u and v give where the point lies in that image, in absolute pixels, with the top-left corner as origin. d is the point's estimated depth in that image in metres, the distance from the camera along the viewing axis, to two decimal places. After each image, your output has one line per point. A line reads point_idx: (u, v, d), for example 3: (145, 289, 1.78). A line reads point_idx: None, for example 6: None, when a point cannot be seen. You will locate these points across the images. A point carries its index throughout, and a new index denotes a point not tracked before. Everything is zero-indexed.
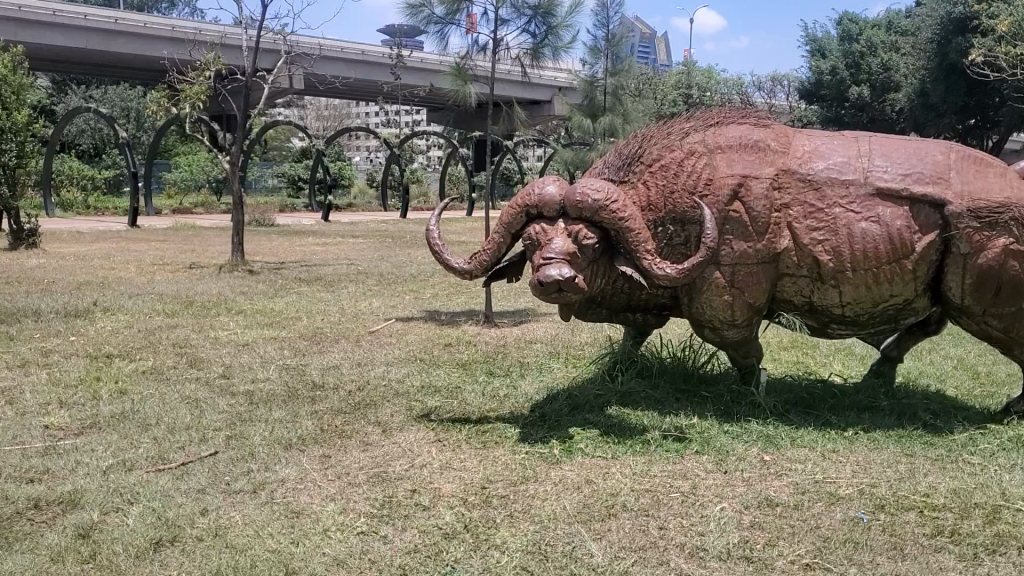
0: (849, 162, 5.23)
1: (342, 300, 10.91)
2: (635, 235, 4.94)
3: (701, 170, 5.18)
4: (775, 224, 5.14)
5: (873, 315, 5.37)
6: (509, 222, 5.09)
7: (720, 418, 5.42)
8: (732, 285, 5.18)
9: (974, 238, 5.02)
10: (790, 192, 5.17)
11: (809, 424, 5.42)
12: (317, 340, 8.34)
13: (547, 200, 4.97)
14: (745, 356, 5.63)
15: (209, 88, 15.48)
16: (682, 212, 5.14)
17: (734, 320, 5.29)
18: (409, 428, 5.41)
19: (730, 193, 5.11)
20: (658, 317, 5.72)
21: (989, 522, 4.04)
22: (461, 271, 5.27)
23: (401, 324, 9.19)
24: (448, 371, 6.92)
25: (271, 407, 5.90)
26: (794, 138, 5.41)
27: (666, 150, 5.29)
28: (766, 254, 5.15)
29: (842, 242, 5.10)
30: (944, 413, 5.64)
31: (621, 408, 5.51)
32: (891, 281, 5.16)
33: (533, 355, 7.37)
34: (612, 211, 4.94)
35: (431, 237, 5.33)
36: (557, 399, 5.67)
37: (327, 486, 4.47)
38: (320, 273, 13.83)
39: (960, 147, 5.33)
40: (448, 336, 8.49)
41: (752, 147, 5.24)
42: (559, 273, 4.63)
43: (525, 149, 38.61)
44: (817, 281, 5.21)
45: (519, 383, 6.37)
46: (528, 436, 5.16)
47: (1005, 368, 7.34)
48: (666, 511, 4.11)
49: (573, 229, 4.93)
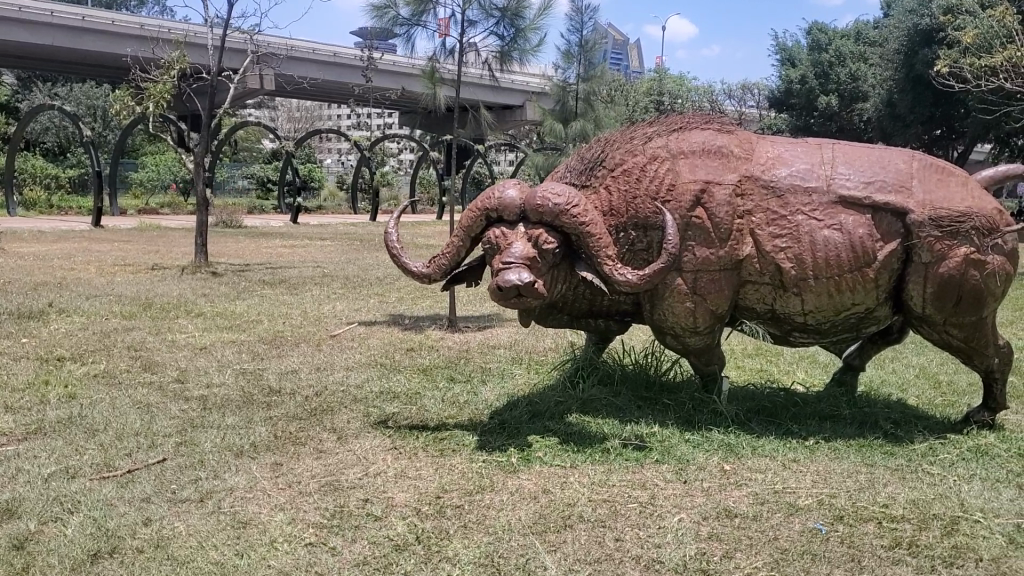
0: (813, 169, 5.19)
1: (306, 303, 10.77)
2: (596, 240, 4.87)
3: (664, 175, 5.11)
4: (738, 231, 5.09)
5: (835, 324, 5.33)
6: (469, 225, 5.00)
7: (681, 427, 5.36)
8: (694, 292, 5.12)
9: (935, 247, 5.00)
10: (752, 198, 5.12)
11: (770, 433, 5.38)
12: (276, 344, 8.21)
13: (507, 203, 4.88)
14: (707, 364, 5.57)
15: (174, 87, 15.27)
16: (644, 217, 5.07)
17: (696, 327, 5.23)
18: (365, 435, 5.30)
19: (693, 199, 5.04)
20: (620, 324, 5.64)
21: (947, 534, 4.00)
22: (419, 275, 5.17)
23: (363, 329, 9.06)
24: (408, 376, 6.82)
25: (224, 413, 5.77)
26: (757, 145, 5.37)
27: (629, 154, 5.21)
28: (728, 261, 5.09)
29: (804, 250, 5.07)
30: (905, 422, 5.62)
31: (581, 416, 5.42)
32: (853, 289, 5.13)
33: (496, 362, 7.28)
34: (573, 215, 4.86)
35: (388, 240, 5.22)
36: (518, 406, 5.58)
37: (277, 495, 4.36)
38: (285, 276, 13.67)
39: (923, 155, 5.32)
40: (410, 341, 8.38)
41: (716, 153, 5.19)
42: (518, 278, 4.54)
43: (496, 153, 38.52)
44: (780, 289, 5.17)
45: (479, 389, 6.28)
46: (486, 444, 5.06)
47: (966, 377, 7.35)
48: (622, 522, 4.04)
49: (534, 234, 4.85)
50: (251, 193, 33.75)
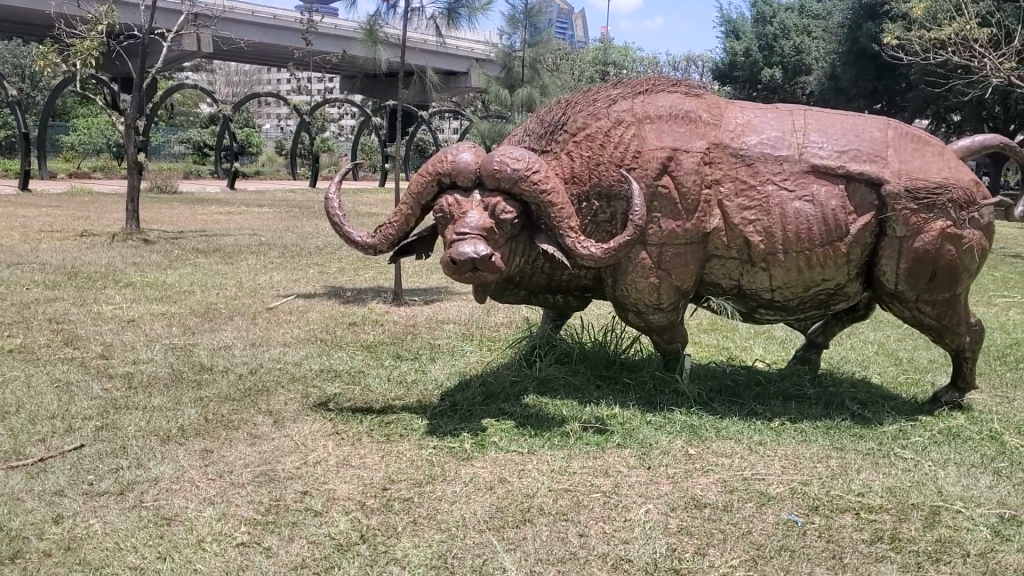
0: (785, 137, 4.89)
1: (242, 273, 10.27)
2: (557, 210, 4.53)
3: (629, 140, 4.76)
4: (705, 201, 4.79)
5: (804, 302, 5.07)
6: (419, 192, 4.62)
7: (643, 408, 5.07)
8: (659, 266, 4.82)
9: (911, 220, 4.77)
10: (721, 167, 4.81)
11: (735, 414, 5.12)
12: (210, 317, 7.74)
13: (461, 168, 4.52)
14: (669, 342, 5.23)
15: (102, 44, 14.48)
16: (608, 186, 4.73)
17: (660, 304, 4.93)
18: (305, 418, 4.92)
19: (660, 167, 4.71)
20: (578, 299, 5.30)
21: (929, 526, 3.77)
22: (364, 246, 4.78)
23: (303, 301, 8.63)
24: (351, 353, 6.43)
25: (151, 393, 5.33)
26: (726, 109, 5.04)
27: (592, 118, 4.84)
28: (695, 234, 4.79)
29: (775, 223, 4.79)
30: (872, 402, 5.41)
31: (538, 397, 5.10)
32: (824, 265, 4.87)
33: (444, 337, 6.93)
34: (533, 182, 4.51)
35: (331, 207, 4.82)
36: (470, 387, 5.25)
37: (207, 487, 3.96)
38: (221, 244, 13.11)
39: (897, 124, 5.05)
40: (353, 314, 7.98)
41: (684, 118, 4.84)
42: (474, 251, 4.24)
43: (439, 121, 37.89)
44: (748, 264, 4.89)
45: (428, 368, 5.93)
46: (436, 428, 4.72)
47: (925, 354, 7.21)
48: (586, 515, 3.73)
49: (490, 202, 4.50)
50: (186, 158, 32.74)
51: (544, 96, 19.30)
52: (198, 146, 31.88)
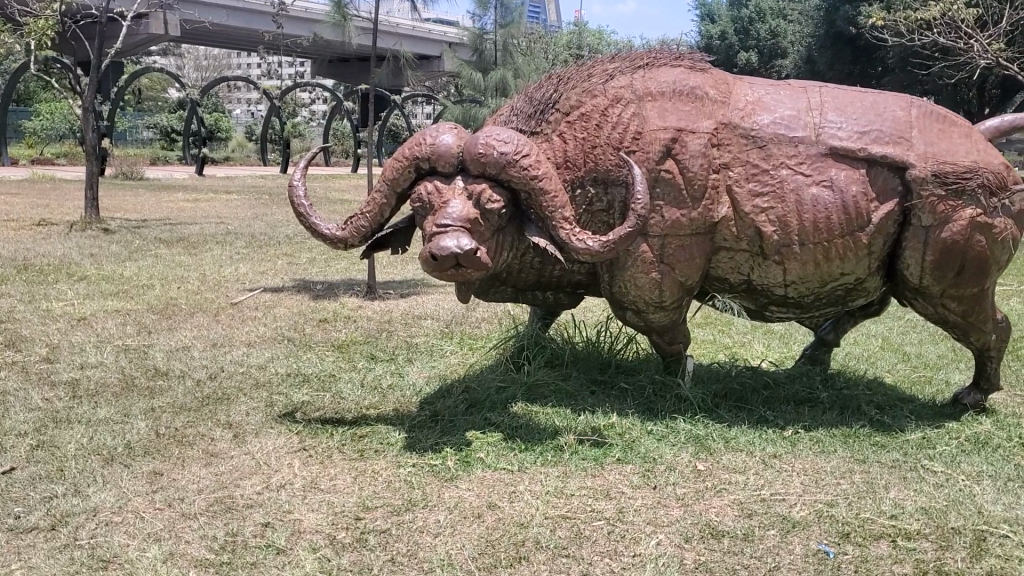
0: (799, 116, 4.42)
1: (205, 265, 9.70)
2: (550, 198, 4.05)
3: (628, 120, 4.27)
4: (713, 188, 4.32)
5: (818, 298, 4.61)
6: (393, 178, 4.12)
7: (642, 416, 4.60)
8: (662, 261, 4.35)
9: (938, 208, 4.32)
10: (730, 150, 4.34)
11: (743, 422, 4.66)
12: (169, 313, 7.19)
13: (441, 151, 4.02)
14: (671, 343, 4.75)
15: (57, 24, 13.79)
16: (605, 171, 4.24)
17: (662, 301, 4.46)
18: (268, 432, 4.41)
19: (663, 149, 4.24)
20: (570, 296, 4.82)
21: (976, 556, 3.34)
22: (333, 239, 4.27)
23: (269, 295, 8.10)
24: (321, 354, 5.91)
25: (97, 404, 4.79)
26: (734, 86, 4.55)
27: (586, 95, 4.34)
28: (702, 224, 4.32)
29: (790, 211, 4.32)
30: (889, 406, 4.97)
31: (527, 405, 4.62)
32: (843, 257, 4.41)
33: (422, 336, 6.43)
34: (522, 167, 4.02)
35: (295, 195, 4.29)
36: (453, 394, 4.76)
37: (152, 519, 3.45)
38: (185, 233, 12.51)
39: (921, 101, 4.59)
40: (323, 309, 7.46)
41: (688, 95, 4.36)
42: (457, 246, 3.77)
43: (412, 105, 37.23)
44: (759, 257, 4.43)
45: (406, 371, 5.42)
46: (416, 443, 4.23)
47: (933, 348, 6.80)
48: (588, 550, 3.27)
49: (475, 189, 4.01)
50: (153, 144, 31.89)
51: (518, 78, 18.79)
52: (165, 131, 31.02)
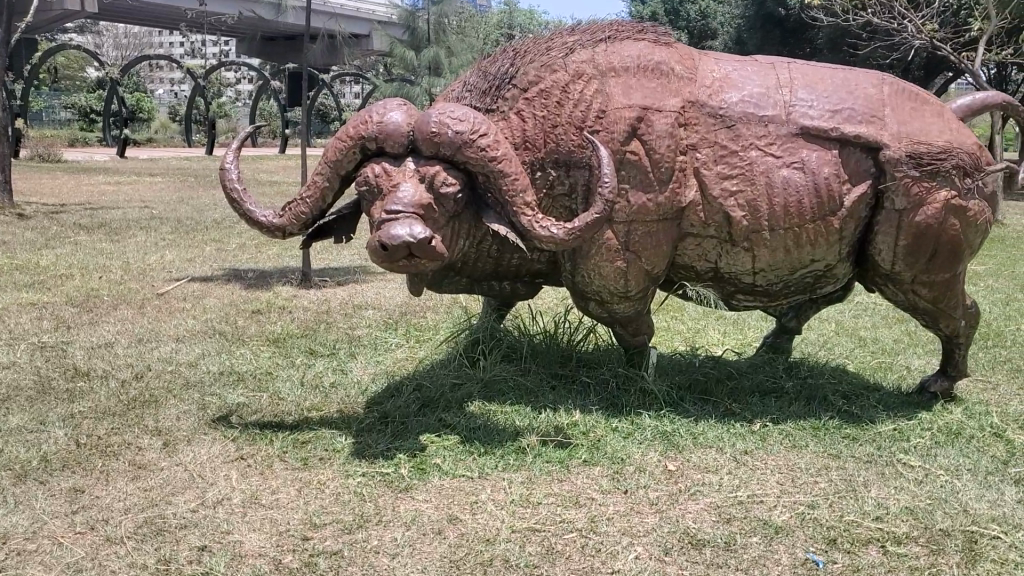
0: (769, 94, 4.17)
1: (129, 252, 9.18)
2: (510, 182, 3.74)
3: (590, 97, 3.98)
4: (680, 170, 4.06)
5: (787, 286, 4.38)
6: (337, 160, 3.77)
7: (605, 413, 4.34)
8: (627, 248, 4.08)
9: (912, 190, 4.11)
10: (698, 129, 4.08)
11: (710, 416, 4.43)
12: (89, 306, 6.71)
13: (390, 130, 3.68)
14: (635, 334, 4.49)
15: None
16: (567, 153, 3.95)
17: (626, 291, 4.20)
18: (201, 440, 4.05)
19: (628, 129, 3.96)
20: (528, 286, 4.54)
21: (971, 561, 3.15)
22: (271, 226, 3.90)
23: (198, 284, 7.64)
24: (257, 349, 5.53)
25: (8, 411, 4.35)
26: (700, 61, 4.28)
27: (545, 70, 4.03)
28: (669, 209, 4.06)
29: (760, 195, 4.09)
30: (856, 395, 4.78)
31: (484, 403, 4.33)
32: (815, 243, 4.19)
33: (364, 328, 6.09)
34: (479, 148, 3.70)
35: (227, 178, 3.91)
36: (403, 394, 4.44)
37: (72, 546, 3.07)
38: (106, 218, 11.89)
39: (892, 78, 4.38)
40: (257, 300, 7.05)
41: (653, 71, 4.08)
42: (409, 233, 3.45)
43: (342, 85, 36.48)
44: (727, 243, 4.18)
45: (349, 368, 5.08)
46: (364, 448, 3.91)
47: (887, 332, 6.68)
48: (561, 568, 2.99)
49: (428, 172, 3.68)
50: (71, 124, 30.62)
51: (452, 57, 18.37)
52: (83, 111, 29.82)
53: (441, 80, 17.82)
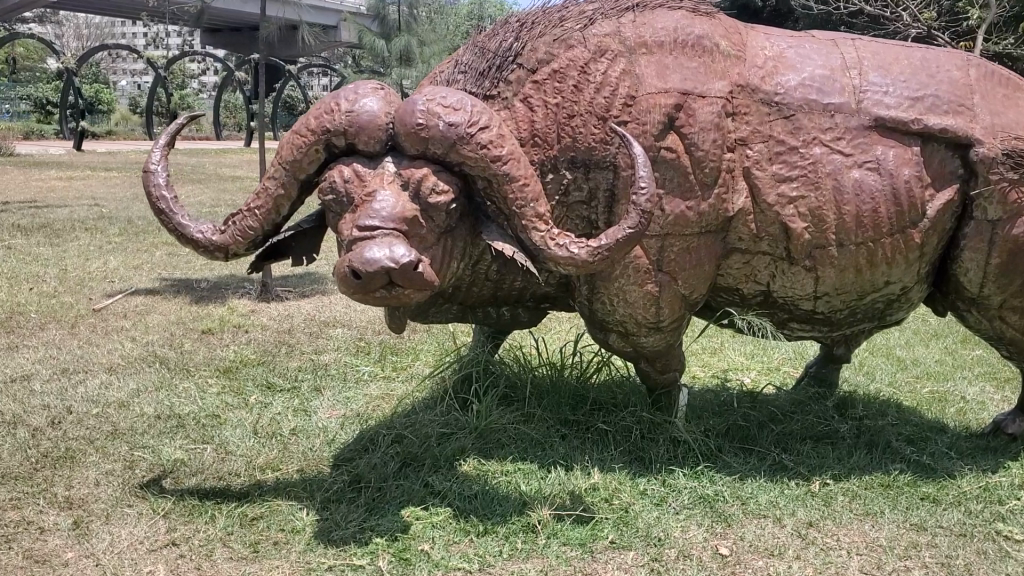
0: (834, 76, 3.37)
1: (69, 259, 8.23)
2: (518, 187, 2.89)
3: (617, 78, 3.14)
4: (727, 171, 3.24)
5: (853, 313, 3.57)
6: (294, 160, 2.91)
7: (630, 471, 3.50)
8: (660, 269, 3.25)
9: (1009, 197, 3.34)
10: (749, 120, 3.26)
11: (756, 471, 3.61)
12: (11, 325, 5.78)
13: (362, 122, 2.84)
14: (663, 372, 3.63)
15: None
16: (587, 149, 3.11)
17: (658, 321, 3.36)
18: (123, 516, 3.18)
19: (665, 119, 3.12)
20: (531, 311, 3.69)
21: None
22: (209, 245, 3.04)
23: (142, 298, 6.73)
24: (203, 382, 4.64)
25: None
26: (748, 35, 3.45)
27: (558, 44, 3.17)
28: (713, 219, 3.24)
29: (826, 201, 3.28)
30: (922, 440, 3.98)
31: (480, 461, 3.48)
32: (890, 260, 3.40)
33: (331, 353, 5.21)
34: (478, 144, 2.85)
35: (152, 184, 3.03)
36: (378, 448, 3.58)
37: None
38: (49, 218, 10.89)
39: (979, 59, 3.57)
40: (208, 316, 6.16)
41: (695, 46, 3.24)
42: (389, 257, 2.64)
43: (308, 76, 35.50)
44: (784, 262, 3.37)
45: (314, 409, 4.21)
46: (332, 527, 3.06)
47: (925, 350, 5.90)
48: None
49: (413, 175, 2.84)
50: (25, 116, 29.30)
51: (423, 45, 17.50)
52: (38, 103, 28.54)
53: (414, 70, 16.95)
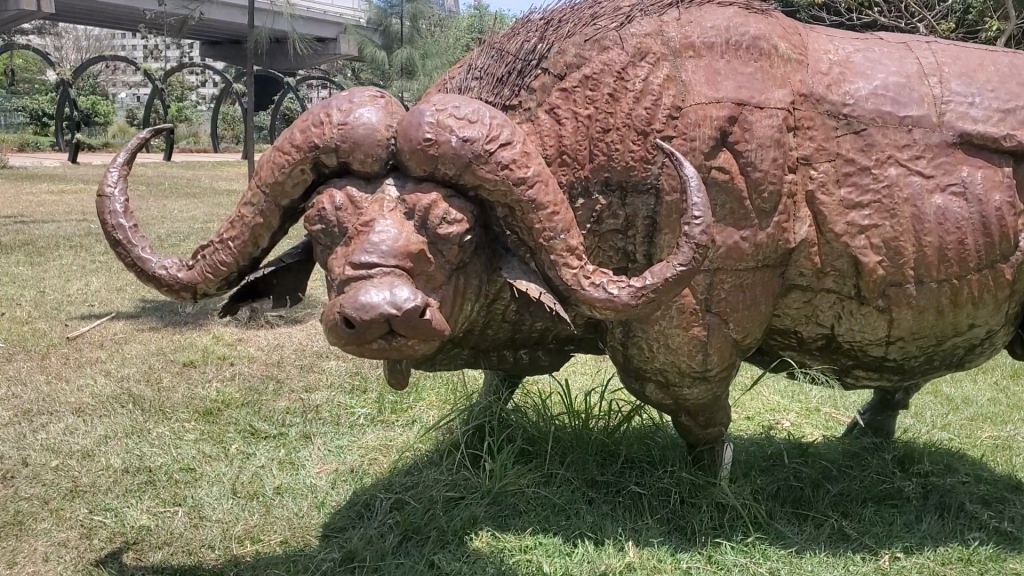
0: (910, 85, 2.88)
1: (49, 279, 7.73)
2: (545, 215, 2.40)
3: (661, 85, 2.64)
4: (789, 196, 2.74)
5: (928, 361, 3.08)
6: (275, 181, 2.42)
7: (670, 545, 3.00)
8: (708, 309, 2.75)
9: None
10: (812, 135, 2.77)
11: (816, 544, 3.10)
12: None
13: (358, 137, 2.36)
14: (707, 427, 3.11)
15: None
16: (625, 170, 2.61)
17: (705, 371, 2.86)
18: None
19: (717, 134, 2.63)
20: (553, 356, 3.18)
21: None
22: (173, 283, 2.54)
23: (121, 325, 6.22)
24: (181, 427, 4.13)
25: None
26: (807, 36, 2.96)
27: (590, 46, 2.67)
28: (772, 252, 2.74)
29: (903, 231, 2.79)
30: (999, 500, 3.47)
31: (495, 534, 2.98)
32: (975, 300, 2.91)
33: (324, 391, 4.70)
34: (498, 164, 2.36)
35: (106, 209, 2.53)
36: (376, 516, 3.08)
37: None
38: (33, 235, 10.40)
39: None
40: (192, 346, 5.65)
41: (750, 48, 2.75)
42: (388, 301, 2.14)
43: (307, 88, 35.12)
44: (853, 301, 2.87)
45: (302, 462, 3.70)
46: None
47: (975, 385, 5.40)
48: None
49: (419, 201, 2.35)
50: (19, 127, 28.79)
51: (426, 57, 17.08)
52: (34, 115, 28.07)
53: (414, 83, 16.52)
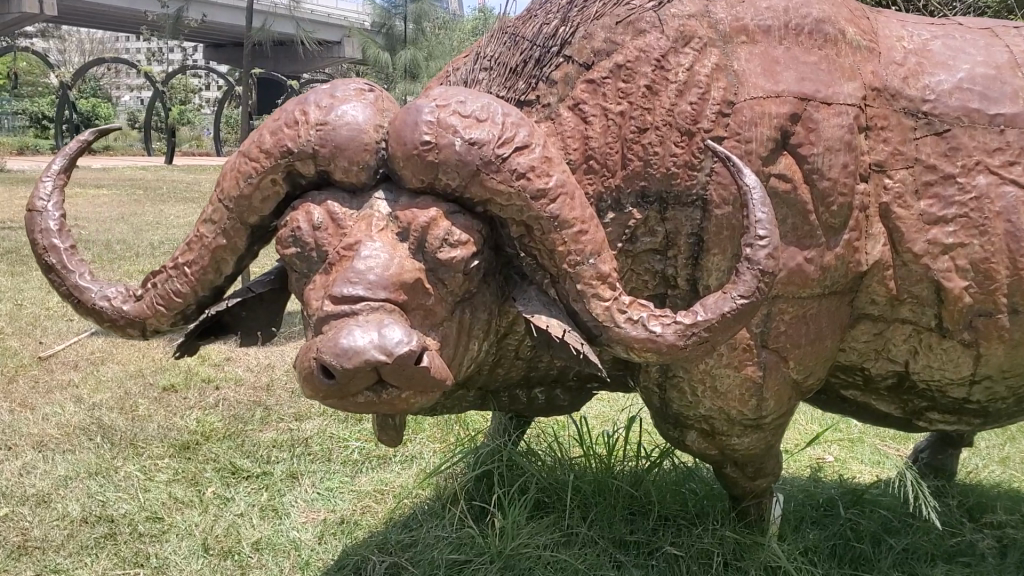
0: (999, 77, 2.43)
1: (30, 290, 7.30)
2: (571, 234, 1.94)
3: (709, 76, 2.19)
4: (860, 209, 2.29)
5: (1016, 403, 2.62)
6: (240, 193, 1.97)
7: None
8: (763, 346, 2.29)
9: None
10: (887, 137, 2.32)
11: None
12: None
13: (340, 140, 1.91)
14: (755, 478, 2.65)
15: None
16: (665, 179, 2.16)
17: (758, 417, 2.40)
18: None
19: (777, 135, 2.18)
20: (574, 394, 2.72)
21: None
22: (117, 318, 2.10)
23: (101, 342, 5.77)
24: (153, 465, 3.69)
25: None
26: (876, 20, 2.50)
27: (623, 29, 2.21)
28: (840, 277, 2.29)
29: (996, 250, 2.34)
30: None
31: None
32: None
33: (314, 420, 4.25)
34: (513, 172, 1.91)
35: (36, 227, 2.08)
36: None
37: None
38: (20, 242, 9.96)
39: None
40: (175, 367, 5.20)
41: (814, 33, 2.30)
42: (375, 345, 1.69)
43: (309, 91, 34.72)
44: (933, 334, 2.41)
45: (286, 509, 3.25)
46: None
47: None
48: None
49: (416, 218, 1.90)
50: (19, 130, 28.39)
51: (430, 59, 16.65)
52: (34, 117, 27.69)
53: (417, 84, 16.08)
